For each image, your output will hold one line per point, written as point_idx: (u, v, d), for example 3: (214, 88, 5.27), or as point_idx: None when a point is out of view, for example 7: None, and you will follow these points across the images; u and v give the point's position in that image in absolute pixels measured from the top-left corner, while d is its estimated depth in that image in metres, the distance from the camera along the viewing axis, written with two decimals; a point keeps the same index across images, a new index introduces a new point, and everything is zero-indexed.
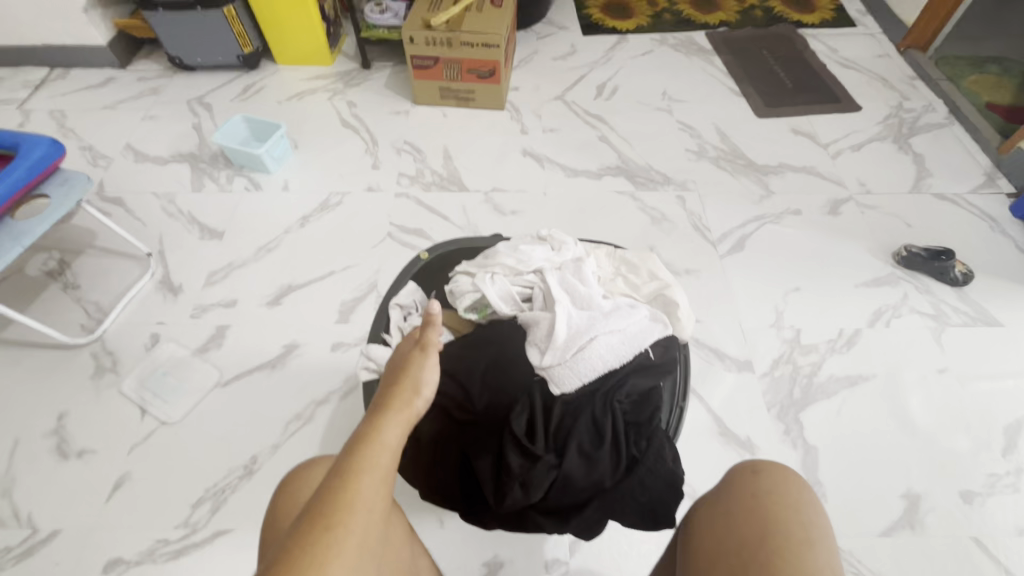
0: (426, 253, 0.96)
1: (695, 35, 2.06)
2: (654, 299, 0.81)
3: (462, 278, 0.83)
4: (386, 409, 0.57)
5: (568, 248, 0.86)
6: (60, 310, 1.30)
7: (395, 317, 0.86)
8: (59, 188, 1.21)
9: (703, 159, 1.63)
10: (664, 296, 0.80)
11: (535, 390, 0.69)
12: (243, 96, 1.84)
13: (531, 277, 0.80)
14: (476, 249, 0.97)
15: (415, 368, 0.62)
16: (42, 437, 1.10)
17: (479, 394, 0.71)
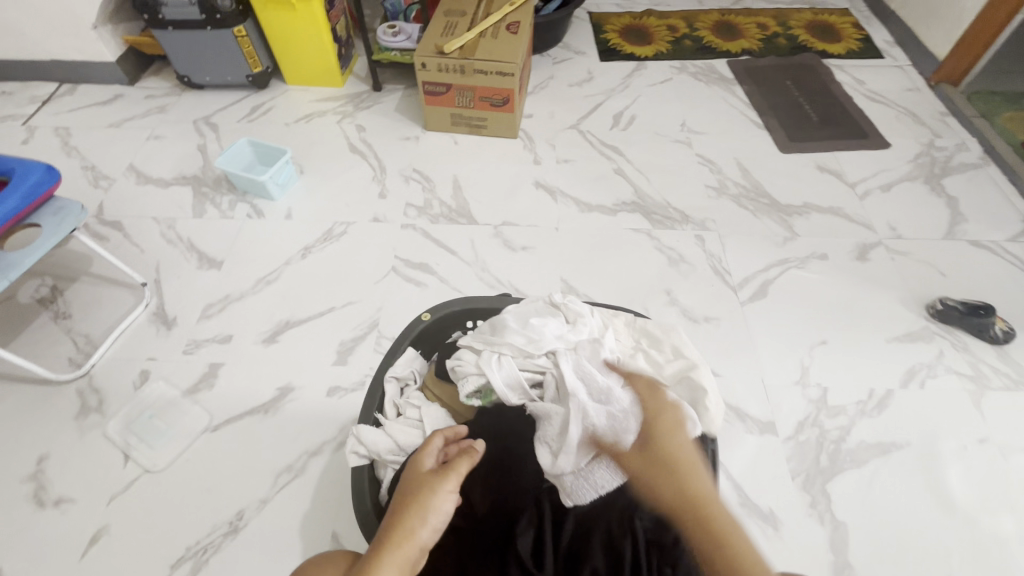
0: (427, 315, 0.89)
1: (716, 63, 2.00)
2: (679, 379, 0.76)
3: (467, 355, 0.78)
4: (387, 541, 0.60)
5: (584, 324, 0.81)
6: (50, 341, 1.25)
7: (392, 394, 0.82)
8: (51, 217, 1.15)
9: (724, 197, 1.56)
10: (690, 377, 0.76)
11: (544, 501, 0.69)
12: (250, 117, 1.81)
13: (543, 361, 0.76)
14: (480, 311, 0.91)
15: (427, 496, 0.63)
16: (21, 482, 1.04)
17: (481, 499, 0.70)
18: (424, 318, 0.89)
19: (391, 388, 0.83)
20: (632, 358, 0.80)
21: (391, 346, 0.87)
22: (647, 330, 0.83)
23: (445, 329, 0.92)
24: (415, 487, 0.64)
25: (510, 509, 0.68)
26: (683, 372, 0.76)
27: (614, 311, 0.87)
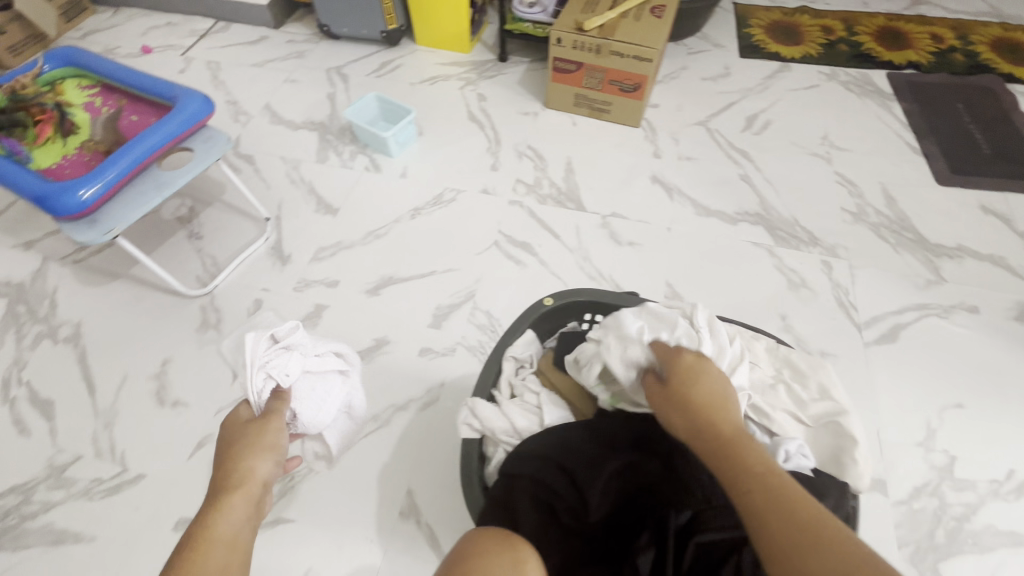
0: (550, 300, 0.89)
1: (873, 73, 1.79)
2: (824, 424, 0.70)
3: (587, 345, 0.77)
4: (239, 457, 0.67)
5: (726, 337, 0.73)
6: (183, 257, 1.37)
7: (508, 371, 0.83)
8: (201, 144, 1.24)
9: (862, 224, 1.40)
10: (836, 423, 0.69)
11: (669, 521, 0.61)
12: (379, 72, 1.85)
13: None
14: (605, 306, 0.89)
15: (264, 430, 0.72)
16: (147, 379, 1.16)
17: (598, 504, 0.63)
18: (545, 302, 0.89)
19: (508, 366, 0.85)
20: (774, 390, 0.74)
21: (511, 326, 0.88)
22: (792, 361, 0.76)
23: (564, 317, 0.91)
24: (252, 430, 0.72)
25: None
26: (830, 416, 0.70)
27: (755, 333, 0.80)
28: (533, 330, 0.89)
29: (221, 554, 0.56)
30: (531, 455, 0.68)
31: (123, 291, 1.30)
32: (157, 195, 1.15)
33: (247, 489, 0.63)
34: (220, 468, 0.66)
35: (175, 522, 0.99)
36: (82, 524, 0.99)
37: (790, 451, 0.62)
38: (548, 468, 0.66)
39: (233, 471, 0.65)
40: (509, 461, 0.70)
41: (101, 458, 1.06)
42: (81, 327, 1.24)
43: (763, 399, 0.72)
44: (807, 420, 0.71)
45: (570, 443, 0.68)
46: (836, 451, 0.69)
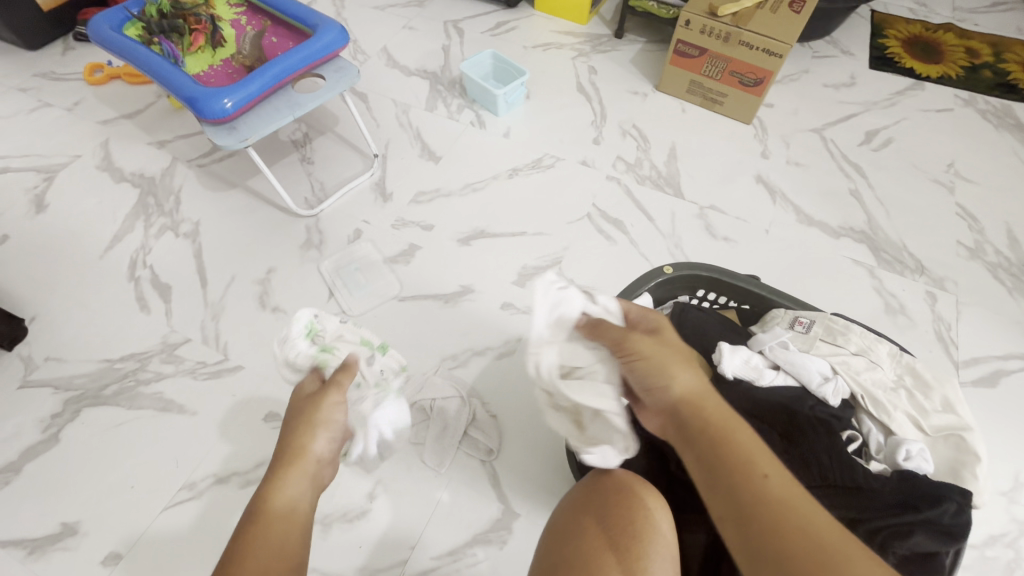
0: (671, 270, 0.85)
1: (1017, 106, 1.66)
2: (943, 435, 0.70)
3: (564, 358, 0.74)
4: (299, 437, 0.70)
5: (850, 340, 0.77)
6: (295, 178, 1.45)
7: None
8: (333, 74, 1.30)
9: (977, 261, 1.32)
10: (959, 437, 0.69)
11: None
12: (494, 31, 1.86)
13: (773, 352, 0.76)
14: (726, 285, 0.85)
15: (322, 406, 0.74)
16: (253, 283, 1.25)
17: None
18: (665, 271, 0.85)
19: None
20: (895, 393, 0.74)
21: (628, 286, 0.84)
22: (916, 370, 0.74)
23: (677, 287, 0.88)
24: (310, 406, 0.74)
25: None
26: (952, 429, 0.69)
27: (877, 336, 0.78)
28: (649, 294, 0.85)
29: (280, 528, 0.59)
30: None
31: (239, 200, 1.40)
32: (289, 114, 1.23)
33: (302, 465, 0.67)
34: (281, 438, 0.70)
35: (266, 414, 1.08)
36: (185, 398, 1.09)
37: (911, 451, 0.66)
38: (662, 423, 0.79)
39: (283, 449, 0.69)
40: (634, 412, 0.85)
41: (207, 344, 1.16)
42: (199, 225, 1.35)
43: (886, 399, 0.72)
44: (926, 429, 0.71)
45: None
46: (955, 466, 0.68)
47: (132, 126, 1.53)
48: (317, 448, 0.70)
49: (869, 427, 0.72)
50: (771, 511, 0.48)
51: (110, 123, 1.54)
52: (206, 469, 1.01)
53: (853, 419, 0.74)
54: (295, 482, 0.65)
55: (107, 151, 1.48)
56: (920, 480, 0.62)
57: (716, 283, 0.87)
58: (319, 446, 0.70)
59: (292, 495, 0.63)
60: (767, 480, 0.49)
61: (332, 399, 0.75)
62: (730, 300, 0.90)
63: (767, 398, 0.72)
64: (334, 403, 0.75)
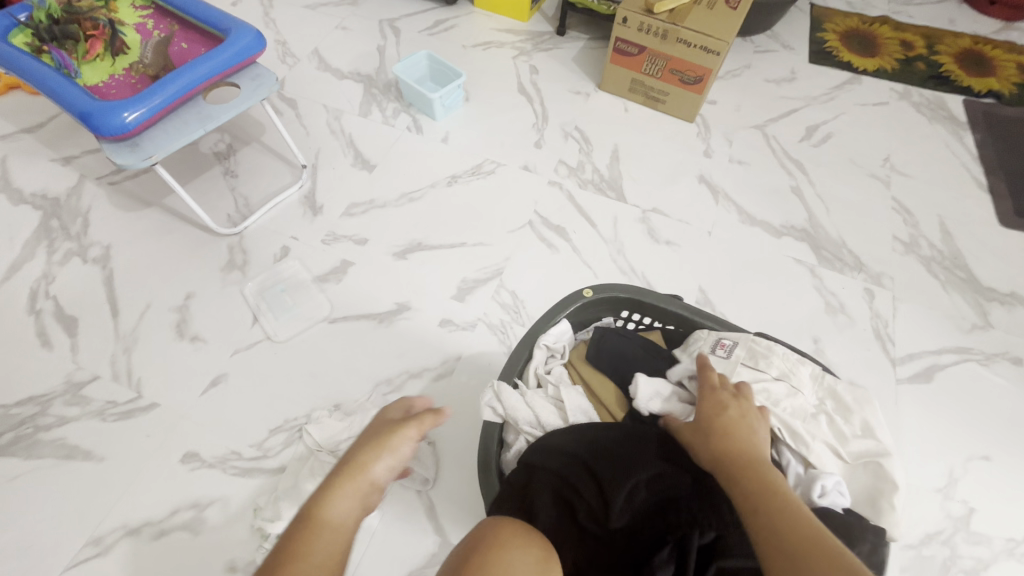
0: (589, 293, 0.84)
1: (948, 98, 1.69)
2: (862, 463, 0.68)
3: None
4: (353, 465, 0.59)
5: (771, 363, 0.75)
6: (216, 194, 1.36)
7: (538, 361, 0.81)
8: (248, 82, 1.20)
9: (913, 256, 1.34)
10: (878, 464, 0.67)
11: (692, 541, 0.60)
12: (432, 30, 1.78)
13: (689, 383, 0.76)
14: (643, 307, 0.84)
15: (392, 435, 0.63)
16: (169, 310, 1.16)
17: (620, 512, 0.63)
18: (585, 294, 0.85)
19: (539, 354, 0.82)
20: (814, 419, 0.72)
21: (546, 312, 0.84)
22: (837, 394, 0.73)
23: (601, 309, 0.88)
24: (386, 429, 0.64)
25: (646, 538, 0.62)
26: (871, 455, 0.68)
27: (800, 357, 0.77)
28: (568, 320, 0.85)
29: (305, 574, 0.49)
30: (550, 449, 0.70)
31: (154, 219, 1.29)
32: (199, 127, 1.13)
33: (356, 481, 0.58)
34: (347, 452, 0.63)
35: (182, 455, 1.00)
36: (92, 443, 1.00)
37: (826, 487, 0.64)
38: (569, 465, 0.68)
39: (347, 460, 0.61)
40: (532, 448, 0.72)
41: (117, 381, 1.07)
42: (110, 249, 1.24)
43: (807, 427, 0.71)
44: (845, 456, 0.69)
45: (591, 442, 0.70)
46: (875, 493, 0.67)
47: (35, 141, 1.41)
48: (378, 470, 0.60)
49: (787, 457, 0.69)
50: (778, 518, 0.51)
51: (10, 138, 1.41)
52: (115, 521, 0.93)
53: (772, 450, 0.71)
54: (341, 506, 0.56)
55: (6, 169, 1.35)
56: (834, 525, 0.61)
57: (636, 306, 0.86)
58: (381, 470, 0.61)
59: (343, 513, 0.55)
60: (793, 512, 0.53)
61: (407, 432, 0.63)
62: (654, 321, 0.88)
63: (682, 437, 0.69)
64: (407, 437, 0.64)
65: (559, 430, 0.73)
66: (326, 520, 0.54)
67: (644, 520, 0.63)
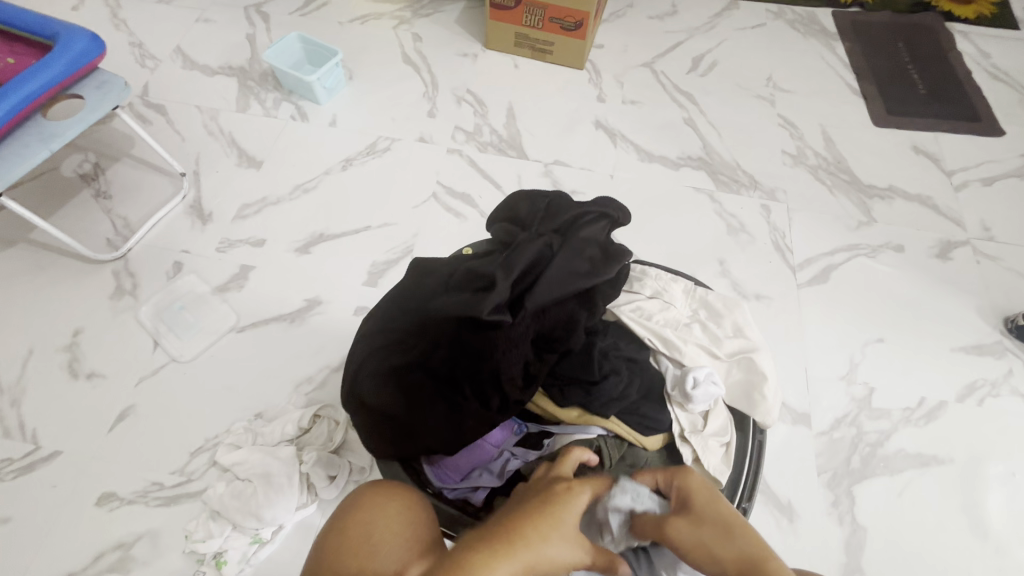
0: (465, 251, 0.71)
1: (819, 12, 1.75)
2: (736, 358, 0.74)
3: (328, 428, 0.96)
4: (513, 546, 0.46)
5: (647, 282, 0.79)
6: (90, 219, 1.25)
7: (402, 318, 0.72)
8: (94, 91, 1.09)
9: (801, 167, 1.41)
10: (748, 358, 0.74)
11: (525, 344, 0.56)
12: (303, 10, 1.68)
13: None
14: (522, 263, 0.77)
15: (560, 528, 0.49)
16: (57, 351, 1.08)
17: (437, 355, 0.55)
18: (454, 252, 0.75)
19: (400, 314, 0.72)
20: (687, 327, 0.77)
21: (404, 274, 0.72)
22: (708, 302, 0.79)
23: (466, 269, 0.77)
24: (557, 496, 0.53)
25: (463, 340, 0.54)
26: (742, 352, 0.75)
27: (674, 276, 0.81)
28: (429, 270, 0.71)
29: None
30: (376, 370, 0.58)
31: (21, 258, 1.18)
32: (43, 148, 1.03)
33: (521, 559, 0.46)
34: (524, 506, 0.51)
35: (98, 497, 0.94)
36: None
37: (698, 378, 0.69)
38: (414, 339, 0.57)
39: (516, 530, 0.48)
40: (360, 380, 0.60)
41: (10, 436, 0.99)
42: None
43: (682, 336, 0.75)
44: (720, 355, 0.75)
45: (407, 303, 0.60)
46: (749, 386, 0.73)
47: None
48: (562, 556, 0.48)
49: (666, 365, 0.73)
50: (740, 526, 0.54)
51: None
52: None
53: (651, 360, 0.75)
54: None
55: None
56: (622, 205, 0.63)
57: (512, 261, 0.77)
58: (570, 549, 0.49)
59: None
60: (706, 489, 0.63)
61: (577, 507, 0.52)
62: None
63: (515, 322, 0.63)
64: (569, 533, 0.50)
65: (372, 332, 0.62)
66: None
67: (547, 307, 0.54)
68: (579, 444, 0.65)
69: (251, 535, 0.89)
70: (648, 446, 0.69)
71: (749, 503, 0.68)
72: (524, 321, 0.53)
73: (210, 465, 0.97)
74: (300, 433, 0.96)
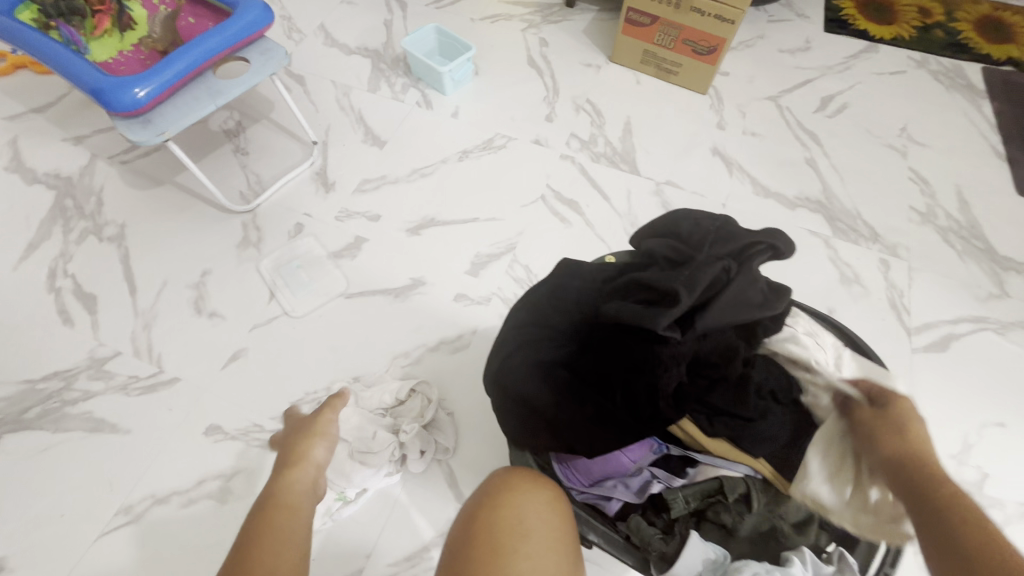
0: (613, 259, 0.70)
1: (967, 67, 1.65)
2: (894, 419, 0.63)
3: (422, 404, 1.00)
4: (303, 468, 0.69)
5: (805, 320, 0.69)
6: (228, 172, 1.36)
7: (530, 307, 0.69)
8: (258, 56, 1.19)
9: (929, 226, 1.33)
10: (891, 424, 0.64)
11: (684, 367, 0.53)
12: (438, 3, 1.74)
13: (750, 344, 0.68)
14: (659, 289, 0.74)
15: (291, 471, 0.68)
16: (187, 287, 1.17)
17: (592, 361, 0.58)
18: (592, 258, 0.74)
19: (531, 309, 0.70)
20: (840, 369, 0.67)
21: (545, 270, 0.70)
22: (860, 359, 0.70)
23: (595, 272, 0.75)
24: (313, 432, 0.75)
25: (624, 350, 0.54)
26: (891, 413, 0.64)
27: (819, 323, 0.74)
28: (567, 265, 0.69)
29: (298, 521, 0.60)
30: (526, 361, 0.60)
31: (166, 198, 1.29)
32: (210, 103, 1.13)
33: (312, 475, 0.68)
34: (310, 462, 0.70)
35: (206, 428, 1.02)
36: (118, 417, 1.03)
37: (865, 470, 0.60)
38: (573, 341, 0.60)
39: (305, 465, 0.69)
40: (509, 369, 0.61)
41: (139, 356, 1.09)
42: (124, 228, 1.25)
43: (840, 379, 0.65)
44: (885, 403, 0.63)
45: (562, 305, 0.63)
46: None
47: (43, 121, 1.40)
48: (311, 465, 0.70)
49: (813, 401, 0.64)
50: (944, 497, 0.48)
51: (17, 119, 1.41)
52: (144, 490, 0.97)
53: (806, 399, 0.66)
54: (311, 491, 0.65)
55: (17, 150, 1.36)
56: (789, 237, 0.60)
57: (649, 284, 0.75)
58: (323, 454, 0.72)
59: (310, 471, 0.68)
60: (967, 514, 0.45)
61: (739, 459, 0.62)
62: None
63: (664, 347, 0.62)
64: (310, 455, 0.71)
65: (522, 325, 0.64)
66: (293, 491, 0.64)
67: (711, 331, 0.53)
68: (726, 478, 0.62)
69: (336, 493, 0.93)
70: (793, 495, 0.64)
71: (892, 570, 0.60)
72: (689, 340, 0.52)
73: None
74: (394, 403, 1.00)
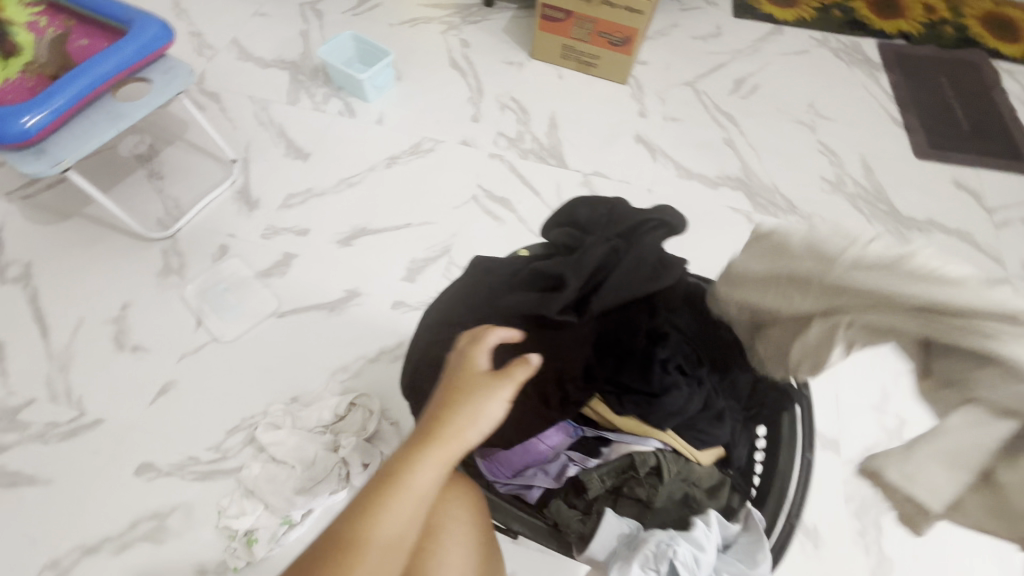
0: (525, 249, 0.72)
1: (864, 43, 1.76)
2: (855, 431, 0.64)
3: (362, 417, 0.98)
4: (428, 442, 0.51)
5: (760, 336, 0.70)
6: (143, 198, 1.30)
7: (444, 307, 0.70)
8: (161, 75, 1.14)
9: (839, 194, 1.41)
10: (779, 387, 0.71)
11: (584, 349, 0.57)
12: (355, 10, 1.72)
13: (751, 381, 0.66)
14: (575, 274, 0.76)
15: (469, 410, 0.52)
16: (105, 322, 1.11)
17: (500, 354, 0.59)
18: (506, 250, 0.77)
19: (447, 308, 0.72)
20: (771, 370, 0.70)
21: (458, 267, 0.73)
22: None
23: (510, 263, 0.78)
24: (462, 377, 0.54)
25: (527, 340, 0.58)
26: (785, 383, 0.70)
27: None
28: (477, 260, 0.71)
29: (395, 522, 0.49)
30: (436, 359, 0.62)
31: (76, 231, 1.22)
32: (111, 128, 1.07)
33: (446, 447, 0.51)
34: (442, 402, 0.53)
35: (137, 467, 0.97)
36: (38, 467, 0.97)
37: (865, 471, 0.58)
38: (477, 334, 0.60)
39: (434, 418, 0.52)
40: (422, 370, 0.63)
41: (56, 401, 1.03)
42: (31, 266, 1.17)
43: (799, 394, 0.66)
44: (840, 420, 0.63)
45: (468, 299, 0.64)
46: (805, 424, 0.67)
47: None
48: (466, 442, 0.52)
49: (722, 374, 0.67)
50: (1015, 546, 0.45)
51: None
52: (73, 541, 0.91)
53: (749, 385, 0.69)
54: (429, 471, 0.50)
55: None
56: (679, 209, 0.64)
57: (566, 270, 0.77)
58: (469, 439, 0.52)
59: (428, 482, 0.50)
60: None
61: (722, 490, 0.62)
62: None
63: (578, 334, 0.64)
64: (486, 406, 0.52)
65: (432, 319, 0.65)
66: (404, 504, 0.49)
67: (608, 313, 0.56)
68: (635, 453, 0.64)
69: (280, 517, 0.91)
70: (702, 462, 0.67)
71: (796, 519, 0.66)
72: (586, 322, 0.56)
73: (245, 444, 0.99)
74: (335, 420, 0.98)
